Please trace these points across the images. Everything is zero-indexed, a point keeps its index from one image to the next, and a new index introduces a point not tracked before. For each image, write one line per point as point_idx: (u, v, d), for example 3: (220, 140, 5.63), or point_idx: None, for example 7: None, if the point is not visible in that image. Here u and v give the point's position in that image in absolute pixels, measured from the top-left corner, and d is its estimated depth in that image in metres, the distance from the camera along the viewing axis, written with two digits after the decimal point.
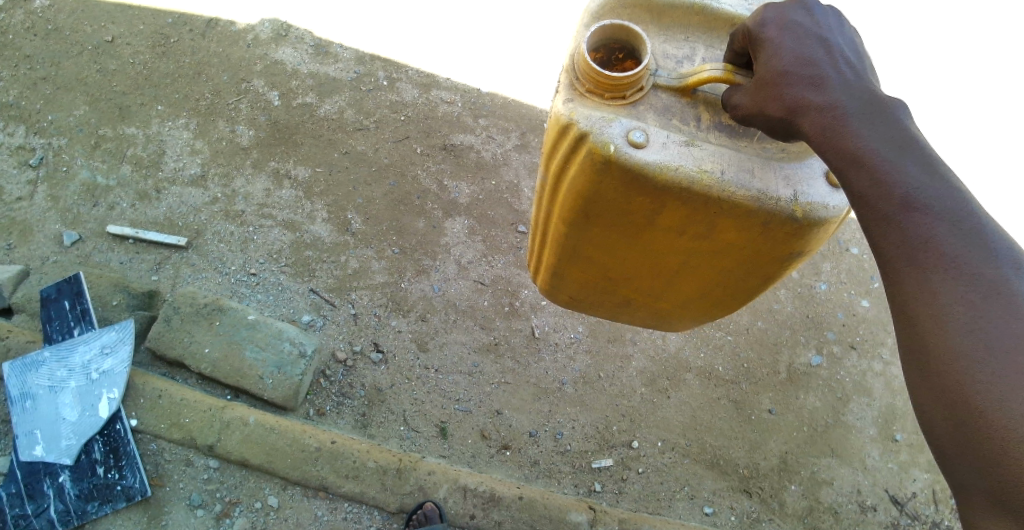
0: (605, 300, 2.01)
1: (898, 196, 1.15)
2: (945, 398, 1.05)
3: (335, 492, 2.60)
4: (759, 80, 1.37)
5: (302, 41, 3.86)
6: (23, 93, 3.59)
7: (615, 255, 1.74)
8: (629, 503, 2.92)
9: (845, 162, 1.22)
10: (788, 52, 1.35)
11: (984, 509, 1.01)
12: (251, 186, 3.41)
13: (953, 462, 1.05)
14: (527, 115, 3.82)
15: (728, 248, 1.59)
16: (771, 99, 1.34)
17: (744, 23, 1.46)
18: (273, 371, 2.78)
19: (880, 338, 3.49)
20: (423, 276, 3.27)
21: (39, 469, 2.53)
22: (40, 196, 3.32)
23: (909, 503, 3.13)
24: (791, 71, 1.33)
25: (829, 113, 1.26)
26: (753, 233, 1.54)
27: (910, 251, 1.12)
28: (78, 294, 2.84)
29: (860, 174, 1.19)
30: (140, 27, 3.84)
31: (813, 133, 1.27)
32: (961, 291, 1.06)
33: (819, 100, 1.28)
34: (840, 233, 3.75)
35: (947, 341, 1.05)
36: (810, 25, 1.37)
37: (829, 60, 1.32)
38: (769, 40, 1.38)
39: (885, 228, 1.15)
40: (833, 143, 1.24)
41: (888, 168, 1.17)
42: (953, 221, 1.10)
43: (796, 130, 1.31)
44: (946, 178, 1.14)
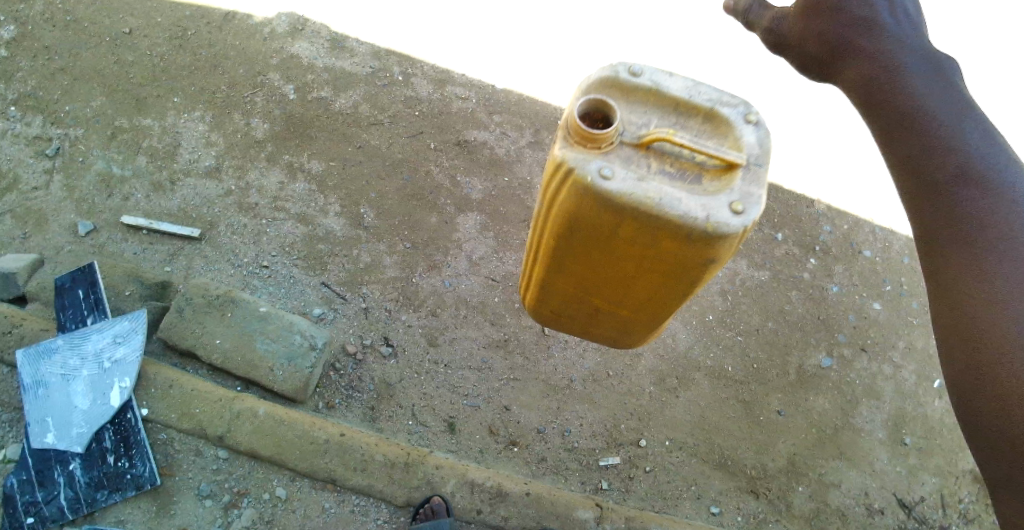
0: (581, 317, 2.01)
1: (992, 225, 1.37)
2: (992, 398, 1.30)
3: (343, 485, 2.61)
4: (909, 118, 1.55)
5: (317, 35, 3.87)
6: (42, 83, 3.61)
7: (597, 271, 1.74)
8: (636, 502, 2.93)
9: (952, 194, 1.44)
10: (937, 101, 1.54)
11: (1010, 488, 1.31)
12: (265, 178, 3.42)
13: (998, 451, 1.31)
14: (541, 112, 3.82)
15: (693, 268, 1.59)
16: (905, 138, 1.54)
17: (852, 66, 1.68)
18: (284, 363, 2.81)
19: (891, 342, 3.47)
20: (435, 272, 3.28)
21: (50, 456, 2.55)
22: (56, 186, 3.34)
23: (917, 508, 3.13)
24: (941, 115, 1.52)
25: (962, 154, 1.45)
26: (715, 253, 1.54)
27: (972, 269, 1.36)
28: (93, 283, 2.86)
29: (961, 205, 1.42)
30: (158, 19, 3.86)
31: (953, 168, 1.45)
32: (1012, 308, 1.29)
33: (971, 144, 1.46)
34: (852, 235, 3.74)
35: (1004, 351, 1.28)
36: (921, 76, 1.59)
37: (951, 110, 1.52)
38: (913, 86, 1.58)
39: (961, 253, 1.39)
40: (965, 180, 1.43)
41: (989, 203, 1.39)
42: (1011, 247, 1.33)
43: (933, 164, 1.48)
44: (1017, 210, 1.37)
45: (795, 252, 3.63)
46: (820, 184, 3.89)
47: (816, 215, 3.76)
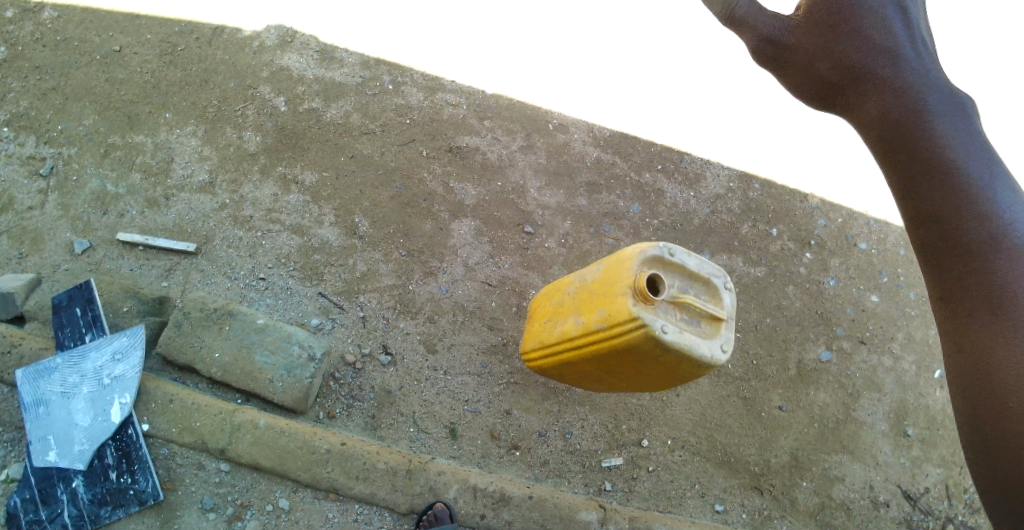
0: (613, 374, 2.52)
1: (1005, 278, 1.65)
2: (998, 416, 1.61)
3: (345, 494, 2.61)
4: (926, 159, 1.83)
5: (307, 46, 3.89)
6: (34, 104, 3.62)
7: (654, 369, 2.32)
8: (639, 502, 2.93)
9: (945, 233, 1.76)
10: (952, 149, 1.80)
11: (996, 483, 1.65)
12: (259, 191, 3.43)
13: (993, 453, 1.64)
14: (532, 116, 3.82)
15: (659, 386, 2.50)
16: (913, 174, 1.85)
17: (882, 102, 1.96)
18: (283, 374, 2.81)
19: (890, 333, 3.47)
20: (431, 278, 3.28)
21: (53, 475, 2.54)
22: (51, 205, 3.35)
23: (922, 499, 3.13)
24: (940, 156, 1.82)
25: (959, 197, 1.75)
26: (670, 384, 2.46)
27: (990, 315, 1.65)
28: (90, 301, 2.87)
29: (957, 241, 1.74)
30: (147, 36, 3.87)
31: (941, 208, 1.77)
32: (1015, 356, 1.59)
33: (967, 186, 1.75)
34: (848, 228, 3.74)
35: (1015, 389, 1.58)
36: (951, 123, 1.84)
37: (969, 158, 1.78)
38: (919, 123, 1.87)
39: (986, 295, 1.67)
40: (963, 224, 1.73)
41: (996, 255, 1.67)
42: None
43: (932, 202, 1.80)
44: None
45: (791, 247, 3.63)
46: (814, 178, 3.89)
47: (811, 210, 3.77)
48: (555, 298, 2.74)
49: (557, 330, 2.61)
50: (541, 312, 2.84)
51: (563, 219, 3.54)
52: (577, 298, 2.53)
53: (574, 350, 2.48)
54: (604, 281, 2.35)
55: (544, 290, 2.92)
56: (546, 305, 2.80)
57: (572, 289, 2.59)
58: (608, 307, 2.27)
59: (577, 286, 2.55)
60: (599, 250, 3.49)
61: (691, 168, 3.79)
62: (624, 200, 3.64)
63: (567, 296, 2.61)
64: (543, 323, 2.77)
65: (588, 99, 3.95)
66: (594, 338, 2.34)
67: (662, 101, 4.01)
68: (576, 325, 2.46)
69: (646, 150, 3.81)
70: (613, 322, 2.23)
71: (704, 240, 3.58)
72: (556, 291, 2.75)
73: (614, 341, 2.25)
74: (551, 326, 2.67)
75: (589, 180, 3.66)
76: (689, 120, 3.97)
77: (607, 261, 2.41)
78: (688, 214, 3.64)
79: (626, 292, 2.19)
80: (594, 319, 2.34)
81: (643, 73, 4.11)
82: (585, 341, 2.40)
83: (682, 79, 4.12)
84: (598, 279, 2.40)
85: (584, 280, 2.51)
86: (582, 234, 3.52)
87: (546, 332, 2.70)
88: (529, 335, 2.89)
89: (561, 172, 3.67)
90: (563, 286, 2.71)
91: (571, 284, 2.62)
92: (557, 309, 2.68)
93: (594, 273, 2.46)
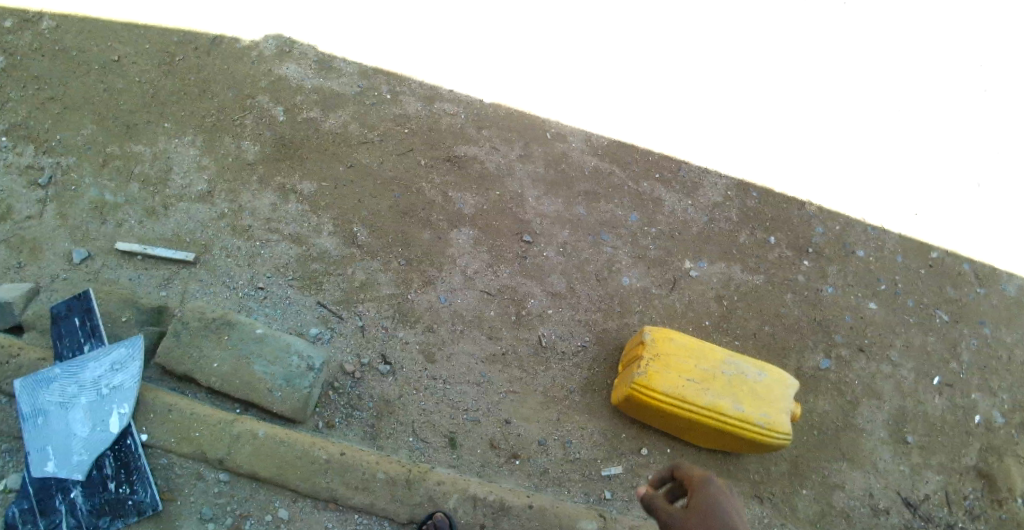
0: (710, 434, 2.96)
1: None
2: None
3: (345, 504, 2.60)
4: None
5: (305, 57, 3.90)
6: (33, 114, 3.63)
7: (728, 444, 3.01)
8: (640, 511, 2.92)
9: None
10: None
11: None
12: (258, 201, 3.43)
13: None
14: (530, 125, 3.83)
15: (705, 443, 3.03)
16: None
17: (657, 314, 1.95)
18: (282, 384, 2.81)
19: (888, 340, 3.48)
20: (430, 288, 3.28)
21: (51, 485, 2.53)
22: (49, 214, 3.35)
23: (922, 506, 3.12)
24: None
25: None
26: (710, 445, 3.04)
27: None
28: (89, 310, 2.86)
29: None
30: (146, 46, 3.88)
31: None
32: None
33: None
34: (845, 236, 3.75)
35: None
36: None
37: None
38: None
39: None
40: None
41: None
42: None
43: None
44: None
45: (788, 255, 3.64)
46: (812, 184, 3.89)
47: (808, 218, 3.78)
48: (694, 361, 2.99)
49: (708, 398, 2.91)
50: (673, 364, 2.97)
51: (561, 228, 3.54)
52: (733, 385, 2.96)
53: (716, 424, 2.91)
54: (772, 392, 2.99)
55: (669, 334, 3.04)
56: (681, 360, 2.98)
57: (726, 372, 2.98)
58: (774, 415, 2.94)
59: (734, 375, 2.98)
60: (597, 259, 3.48)
61: (689, 176, 3.80)
62: (622, 208, 3.65)
63: (720, 375, 2.97)
64: (681, 377, 2.94)
65: (586, 107, 3.96)
66: (750, 430, 2.92)
67: (659, 108, 4.02)
68: (734, 410, 2.91)
69: (643, 158, 3.82)
70: (775, 428, 2.92)
71: (702, 248, 3.59)
72: (693, 355, 3.00)
73: (765, 439, 2.93)
74: (695, 388, 2.92)
75: (587, 188, 3.68)
76: (686, 127, 3.98)
77: (770, 375, 3.02)
78: (686, 223, 3.65)
79: (789, 412, 2.98)
80: (760, 418, 2.92)
81: (640, 79, 4.11)
82: (734, 426, 2.91)
83: (680, 85, 4.13)
84: (766, 387, 2.99)
85: (742, 375, 2.99)
86: (580, 242, 3.52)
87: (689, 390, 2.92)
88: (656, 374, 2.93)
89: (559, 181, 3.68)
90: (706, 357, 3.01)
91: (725, 365, 3.00)
92: (700, 376, 2.96)
93: (758, 377, 3.00)
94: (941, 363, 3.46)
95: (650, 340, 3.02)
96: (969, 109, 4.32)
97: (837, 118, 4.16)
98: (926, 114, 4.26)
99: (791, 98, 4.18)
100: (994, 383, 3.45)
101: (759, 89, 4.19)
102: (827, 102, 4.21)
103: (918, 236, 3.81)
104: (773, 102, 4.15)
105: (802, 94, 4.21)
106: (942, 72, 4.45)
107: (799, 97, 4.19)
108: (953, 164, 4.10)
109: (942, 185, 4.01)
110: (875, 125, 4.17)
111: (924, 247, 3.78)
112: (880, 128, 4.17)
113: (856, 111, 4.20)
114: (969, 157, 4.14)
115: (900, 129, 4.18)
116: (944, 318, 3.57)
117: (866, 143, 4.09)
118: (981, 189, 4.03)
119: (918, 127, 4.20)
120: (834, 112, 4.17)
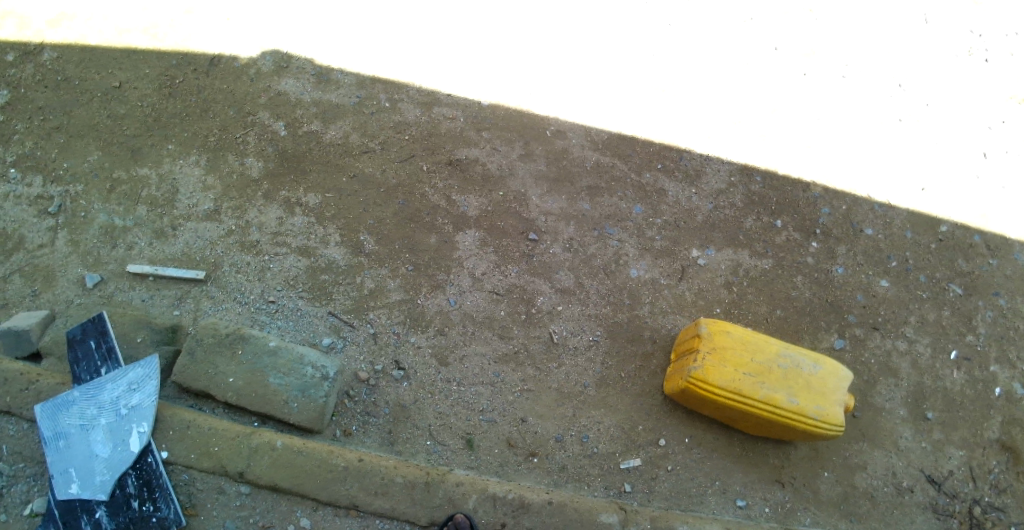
0: (763, 424, 2.94)
1: None
2: None
3: (365, 510, 2.62)
4: None
5: (303, 71, 3.93)
6: (39, 144, 3.69)
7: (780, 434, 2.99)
8: (661, 502, 2.92)
9: None
10: None
11: None
12: (264, 215, 3.46)
13: None
14: (529, 124, 3.84)
15: (754, 431, 3.02)
16: None
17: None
18: (298, 395, 2.82)
19: (903, 317, 3.45)
20: (439, 291, 3.30)
21: (76, 507, 2.56)
22: (61, 242, 3.39)
23: (946, 482, 3.09)
24: None
25: None
26: (759, 432, 3.02)
27: None
28: (104, 333, 2.90)
29: None
30: (146, 70, 3.93)
31: None
32: None
33: None
34: (852, 215, 3.72)
35: None
36: None
37: None
38: None
39: None
40: None
41: None
42: None
43: None
44: None
45: (796, 237, 3.62)
46: (816, 165, 3.87)
47: (814, 199, 3.76)
48: (750, 355, 2.95)
49: (764, 391, 2.88)
50: (729, 357, 2.95)
51: (566, 224, 3.55)
52: (789, 378, 2.92)
53: (773, 417, 2.88)
54: (826, 384, 2.94)
55: (725, 327, 3.02)
56: (738, 353, 2.95)
57: (781, 365, 2.94)
58: (829, 408, 2.90)
59: (789, 368, 2.94)
60: (604, 253, 3.48)
61: (692, 165, 3.80)
62: (626, 201, 3.65)
63: (775, 368, 2.93)
64: (737, 370, 2.92)
65: (584, 102, 3.96)
66: (806, 423, 2.88)
67: (657, 98, 4.02)
68: (790, 402, 2.88)
69: (644, 150, 3.82)
70: (830, 420, 2.89)
71: (708, 236, 3.58)
72: (750, 348, 2.96)
73: (819, 431, 2.90)
74: (751, 382, 2.90)
75: (590, 183, 3.68)
76: (686, 115, 3.97)
77: (825, 367, 2.97)
78: (691, 212, 3.65)
79: (843, 404, 2.93)
80: (814, 410, 2.89)
81: (637, 70, 4.10)
82: (789, 418, 2.88)
83: (677, 74, 4.12)
84: (822, 379, 2.94)
85: (798, 368, 2.94)
86: (586, 237, 3.52)
87: (745, 384, 2.89)
88: (713, 367, 2.93)
89: (561, 178, 3.69)
90: (762, 350, 2.97)
91: (780, 358, 2.96)
92: (756, 369, 2.92)
93: (813, 370, 2.95)
94: (957, 337, 3.42)
95: (706, 333, 3.01)
96: (970, 80, 4.28)
97: (837, 97, 4.13)
98: (927, 88, 4.23)
99: (789, 80, 4.17)
100: (1012, 354, 3.41)
101: (757, 72, 4.18)
102: (827, 82, 4.19)
103: (927, 211, 3.78)
104: (772, 85, 4.14)
105: (800, 75, 4.19)
106: (941, 44, 4.41)
107: (798, 78, 4.18)
108: (957, 136, 4.07)
109: (948, 157, 3.98)
110: (876, 102, 4.15)
111: (932, 221, 3.75)
112: (881, 104, 4.14)
113: (856, 89, 4.18)
114: (973, 128, 4.11)
115: (902, 105, 4.15)
116: (957, 292, 3.54)
117: (868, 120, 4.07)
118: (987, 159, 3.99)
119: (920, 101, 4.17)
120: (834, 92, 4.15)
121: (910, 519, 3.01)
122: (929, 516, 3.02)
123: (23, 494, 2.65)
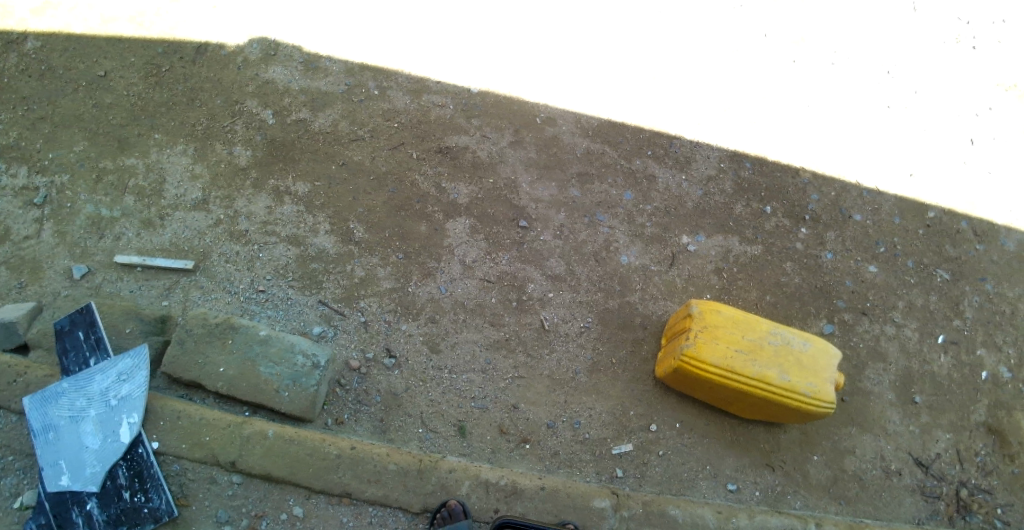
0: (754, 405, 2.96)
1: None
2: None
3: (359, 498, 2.62)
4: None
5: (291, 58, 3.90)
6: (23, 135, 3.63)
7: (771, 414, 3.00)
8: (652, 487, 2.94)
9: None
10: None
11: None
12: (252, 205, 3.43)
13: None
14: (519, 111, 3.83)
15: (745, 411, 3.03)
16: None
17: None
18: (289, 384, 2.82)
19: (891, 302, 3.48)
20: (430, 279, 3.29)
21: (66, 499, 2.54)
22: (47, 233, 3.35)
23: (935, 465, 3.13)
24: None
25: None
26: (751, 414, 3.04)
27: None
28: (92, 323, 2.87)
29: None
30: (132, 59, 3.88)
31: None
32: None
33: None
34: (841, 201, 3.74)
35: None
36: None
37: None
38: None
39: None
40: None
41: None
42: None
43: None
44: None
45: (785, 224, 3.64)
46: (804, 151, 3.89)
47: (803, 185, 3.77)
48: (741, 333, 2.97)
49: (756, 368, 2.90)
50: (720, 335, 2.96)
51: (557, 211, 3.55)
52: (779, 355, 2.95)
53: (765, 393, 2.89)
54: (816, 362, 2.96)
55: (716, 307, 3.04)
56: (729, 331, 2.97)
57: (772, 342, 2.97)
58: (820, 385, 2.93)
59: (780, 345, 2.97)
60: (595, 240, 3.48)
61: (681, 152, 3.80)
62: (616, 188, 3.65)
63: (766, 345, 2.96)
64: (730, 348, 2.93)
65: (574, 89, 3.95)
66: (797, 399, 2.90)
67: (645, 84, 4.01)
68: (781, 379, 2.90)
69: (634, 137, 3.82)
70: (821, 397, 2.91)
71: (698, 222, 3.59)
72: (741, 327, 2.99)
73: (810, 408, 2.91)
74: (743, 359, 2.92)
75: (580, 170, 3.68)
76: (677, 102, 3.97)
77: (815, 345, 3.00)
78: (681, 198, 3.65)
79: (833, 381, 2.95)
80: (805, 387, 2.91)
81: (628, 56, 4.09)
82: (781, 395, 2.89)
83: (668, 60, 4.11)
84: (812, 357, 2.97)
85: (788, 346, 2.97)
86: (577, 224, 3.52)
87: (737, 361, 2.91)
88: (706, 345, 2.94)
89: (552, 164, 3.68)
90: (754, 328, 2.99)
91: (770, 336, 2.98)
92: (748, 346, 2.95)
93: (803, 347, 2.98)
94: (944, 321, 3.45)
95: (698, 313, 3.02)
96: (957, 68, 4.30)
97: (826, 83, 4.14)
98: (915, 75, 4.24)
99: (778, 66, 4.17)
100: (998, 338, 3.45)
101: (746, 59, 4.18)
102: (815, 68, 4.19)
103: (915, 197, 3.80)
104: (762, 72, 4.14)
105: (789, 62, 4.20)
106: (930, 32, 4.42)
107: (787, 65, 4.18)
108: (945, 122, 4.09)
109: (934, 144, 4.00)
110: (865, 89, 4.16)
111: (921, 207, 3.77)
112: (870, 91, 4.15)
113: (844, 76, 4.19)
114: (960, 115, 4.13)
115: (890, 92, 4.17)
116: (944, 277, 3.57)
117: (857, 107, 4.08)
118: (974, 146, 4.02)
119: (908, 88, 4.19)
120: (824, 79, 4.16)
121: (898, 502, 3.05)
122: (917, 498, 3.06)
123: (12, 487, 2.63)
